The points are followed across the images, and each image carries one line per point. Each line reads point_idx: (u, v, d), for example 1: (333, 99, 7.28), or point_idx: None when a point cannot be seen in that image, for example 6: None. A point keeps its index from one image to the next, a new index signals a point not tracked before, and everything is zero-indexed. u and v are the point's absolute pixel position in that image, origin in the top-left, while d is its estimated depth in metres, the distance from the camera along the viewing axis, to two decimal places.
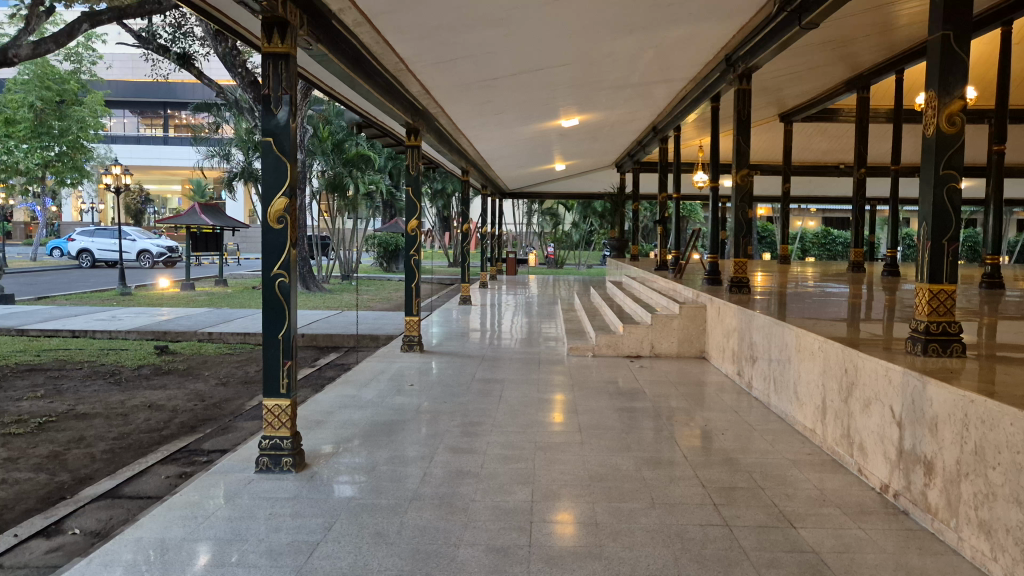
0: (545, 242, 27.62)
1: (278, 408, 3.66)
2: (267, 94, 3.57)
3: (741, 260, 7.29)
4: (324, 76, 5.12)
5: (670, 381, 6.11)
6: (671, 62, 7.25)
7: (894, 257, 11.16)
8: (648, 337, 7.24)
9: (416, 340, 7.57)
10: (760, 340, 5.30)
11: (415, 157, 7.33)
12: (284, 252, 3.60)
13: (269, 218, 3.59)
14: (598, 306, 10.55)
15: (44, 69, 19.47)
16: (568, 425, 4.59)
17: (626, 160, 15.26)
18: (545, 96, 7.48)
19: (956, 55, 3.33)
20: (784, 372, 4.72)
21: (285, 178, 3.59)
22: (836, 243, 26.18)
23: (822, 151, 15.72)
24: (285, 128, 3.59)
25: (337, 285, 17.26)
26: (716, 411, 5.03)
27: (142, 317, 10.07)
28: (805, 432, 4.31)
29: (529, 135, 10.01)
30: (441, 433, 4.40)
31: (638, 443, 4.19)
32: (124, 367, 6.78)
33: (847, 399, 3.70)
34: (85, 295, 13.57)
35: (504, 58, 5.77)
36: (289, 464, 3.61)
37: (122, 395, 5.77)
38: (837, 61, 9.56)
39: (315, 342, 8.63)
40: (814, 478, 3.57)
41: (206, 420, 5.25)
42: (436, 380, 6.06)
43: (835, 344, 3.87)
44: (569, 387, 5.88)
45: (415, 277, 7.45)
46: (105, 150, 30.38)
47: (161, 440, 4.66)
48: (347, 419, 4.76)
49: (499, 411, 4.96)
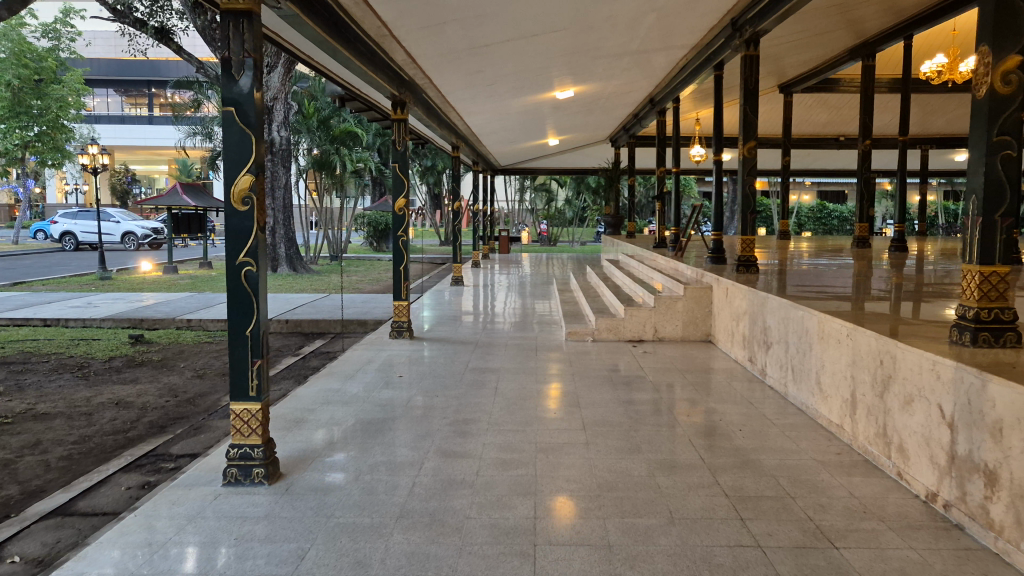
0: (539, 219, 27.19)
1: (246, 413, 3.24)
2: (228, 58, 3.11)
3: (748, 238, 6.88)
4: (298, 42, 4.70)
5: (676, 368, 5.73)
6: (673, 27, 6.81)
7: (902, 232, 10.80)
8: (651, 320, 6.84)
9: (405, 326, 7.16)
10: (774, 324, 4.94)
11: (400, 132, 6.90)
12: (251, 237, 3.17)
13: (233, 200, 3.16)
14: (594, 286, 10.15)
15: (20, 46, 18.99)
16: (569, 422, 4.20)
17: (620, 134, 14.84)
18: (537, 66, 7.05)
19: (1014, 7, 2.91)
20: (803, 359, 4.35)
21: (251, 154, 3.14)
22: (832, 217, 25.84)
23: (822, 124, 15.31)
24: (249, 97, 3.13)
25: (325, 266, 16.81)
26: (728, 403, 4.65)
27: (119, 303, 9.61)
28: (831, 427, 3.93)
29: (521, 108, 9.57)
30: (432, 433, 4.02)
31: (647, 443, 3.79)
32: (94, 359, 6.35)
33: (883, 395, 3.32)
34: (62, 279, 13.10)
35: (496, 22, 5.32)
36: (260, 476, 3.20)
37: (89, 391, 5.37)
38: (843, 27, 9.14)
39: (299, 329, 8.23)
40: (850, 483, 3.20)
41: (178, 418, 4.85)
42: (427, 371, 5.67)
43: (867, 332, 3.50)
44: (568, 375, 5.50)
45: (403, 258, 7.03)
46: (87, 130, 29.74)
47: (126, 443, 4.27)
48: (329, 417, 4.36)
49: (495, 406, 4.56)
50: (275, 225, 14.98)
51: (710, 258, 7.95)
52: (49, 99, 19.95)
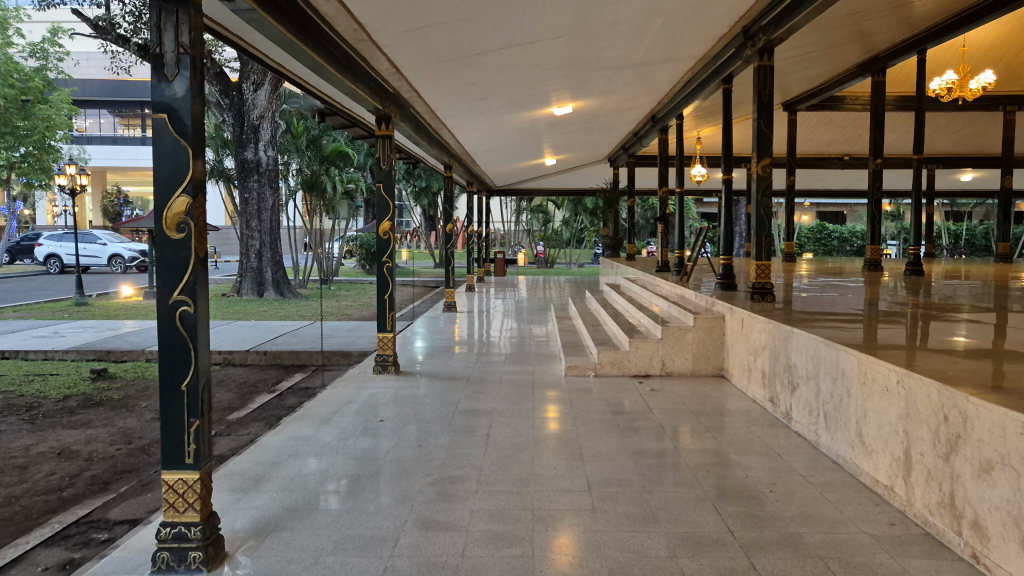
0: (534, 240, 26.73)
1: (183, 485, 2.66)
2: (159, 56, 2.58)
3: (764, 263, 6.33)
4: (266, 47, 4.30)
5: (687, 409, 5.15)
6: (680, 36, 6.32)
7: (917, 255, 10.23)
8: (658, 353, 6.30)
9: (390, 359, 6.57)
10: (801, 362, 4.39)
11: (385, 150, 6.37)
12: (188, 270, 2.62)
13: (166, 226, 2.61)
14: (594, 312, 9.58)
15: (6, 66, 18.17)
16: (571, 481, 3.62)
17: (619, 153, 14.36)
18: (534, 78, 6.53)
19: None
20: (839, 406, 3.80)
21: (187, 170, 2.60)
22: (832, 238, 25.44)
23: (826, 143, 14.86)
24: (186, 102, 2.59)
25: (313, 290, 16.23)
26: (751, 454, 4.08)
27: (88, 333, 8.99)
28: (878, 488, 3.36)
29: (516, 125, 9.08)
30: (413, 496, 3.44)
31: (664, 510, 3.22)
32: (47, 399, 5.77)
33: (949, 458, 2.75)
34: (34, 305, 12.53)
35: (487, 27, 4.80)
36: (198, 561, 2.62)
37: (30, 438, 4.78)
38: (854, 40, 8.68)
39: (278, 361, 7.65)
40: (915, 570, 2.63)
41: (126, 471, 4.27)
42: (412, 413, 5.10)
43: (926, 381, 2.94)
44: (570, 419, 4.92)
45: (388, 286, 6.48)
46: (78, 150, 29.25)
47: (57, 506, 3.68)
48: (295, 474, 3.78)
49: (484, 460, 3.99)
50: (261, 247, 14.42)
51: (720, 284, 7.41)
52: (34, 120, 19.25)
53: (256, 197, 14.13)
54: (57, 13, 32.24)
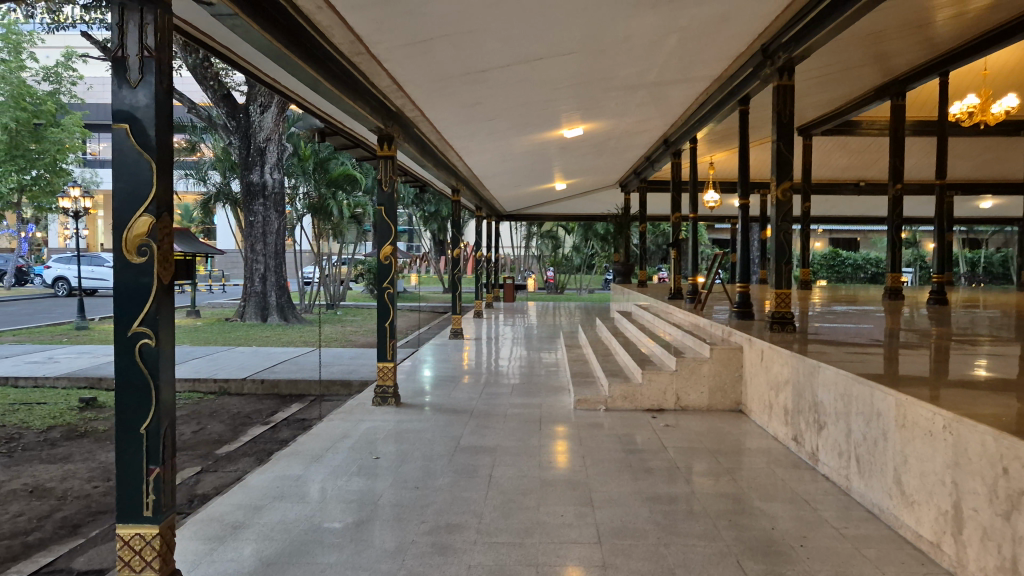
0: (545, 265, 26.49)
1: (140, 541, 2.36)
2: (119, 59, 2.31)
3: (785, 291, 6.00)
4: (258, 60, 4.07)
5: (704, 448, 4.81)
6: (696, 54, 6.06)
7: (940, 283, 9.87)
8: (672, 386, 5.97)
9: (390, 392, 6.26)
10: (828, 399, 4.06)
11: (387, 170, 6.12)
12: (149, 299, 2.33)
13: (125, 250, 2.33)
14: (605, 340, 9.26)
15: (19, 89, 18.12)
16: (579, 532, 3.30)
17: (631, 178, 14.10)
18: (543, 97, 6.28)
19: None
20: (874, 448, 3.46)
21: (149, 188, 2.32)
22: (846, 264, 25.01)
23: (841, 168, 14.57)
24: (151, 112, 2.33)
25: (319, 315, 15.98)
26: (775, 500, 3.75)
27: (84, 359, 8.73)
28: (923, 544, 3.03)
29: (524, 148, 8.84)
30: (406, 547, 3.12)
31: (683, 568, 2.89)
32: (28, 430, 5.48)
33: (1010, 517, 2.42)
34: (34, 329, 12.29)
35: (494, 41, 4.54)
36: None
37: (4, 474, 4.49)
38: (873, 62, 8.42)
39: (276, 390, 7.36)
40: None
41: (100, 512, 3.96)
42: (411, 449, 4.78)
43: (980, 427, 2.61)
44: (580, 457, 4.59)
45: (388, 313, 6.18)
46: (90, 174, 29.21)
47: (19, 553, 3.38)
48: (279, 520, 3.47)
49: (485, 505, 3.66)
50: (266, 271, 14.20)
51: (736, 312, 7.07)
52: (46, 143, 19.19)
53: (261, 221, 13.92)
54: (70, 38, 32.40)
